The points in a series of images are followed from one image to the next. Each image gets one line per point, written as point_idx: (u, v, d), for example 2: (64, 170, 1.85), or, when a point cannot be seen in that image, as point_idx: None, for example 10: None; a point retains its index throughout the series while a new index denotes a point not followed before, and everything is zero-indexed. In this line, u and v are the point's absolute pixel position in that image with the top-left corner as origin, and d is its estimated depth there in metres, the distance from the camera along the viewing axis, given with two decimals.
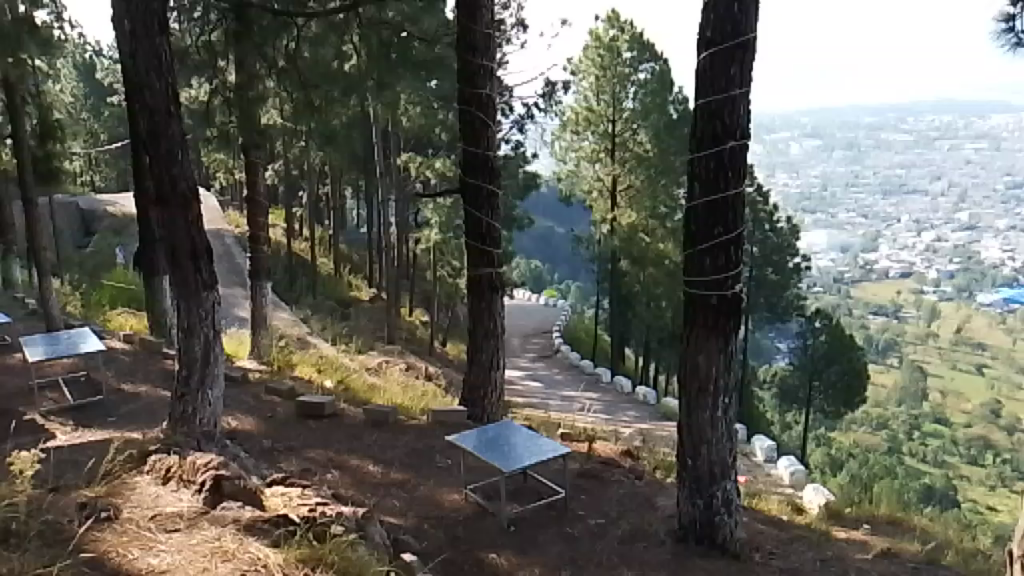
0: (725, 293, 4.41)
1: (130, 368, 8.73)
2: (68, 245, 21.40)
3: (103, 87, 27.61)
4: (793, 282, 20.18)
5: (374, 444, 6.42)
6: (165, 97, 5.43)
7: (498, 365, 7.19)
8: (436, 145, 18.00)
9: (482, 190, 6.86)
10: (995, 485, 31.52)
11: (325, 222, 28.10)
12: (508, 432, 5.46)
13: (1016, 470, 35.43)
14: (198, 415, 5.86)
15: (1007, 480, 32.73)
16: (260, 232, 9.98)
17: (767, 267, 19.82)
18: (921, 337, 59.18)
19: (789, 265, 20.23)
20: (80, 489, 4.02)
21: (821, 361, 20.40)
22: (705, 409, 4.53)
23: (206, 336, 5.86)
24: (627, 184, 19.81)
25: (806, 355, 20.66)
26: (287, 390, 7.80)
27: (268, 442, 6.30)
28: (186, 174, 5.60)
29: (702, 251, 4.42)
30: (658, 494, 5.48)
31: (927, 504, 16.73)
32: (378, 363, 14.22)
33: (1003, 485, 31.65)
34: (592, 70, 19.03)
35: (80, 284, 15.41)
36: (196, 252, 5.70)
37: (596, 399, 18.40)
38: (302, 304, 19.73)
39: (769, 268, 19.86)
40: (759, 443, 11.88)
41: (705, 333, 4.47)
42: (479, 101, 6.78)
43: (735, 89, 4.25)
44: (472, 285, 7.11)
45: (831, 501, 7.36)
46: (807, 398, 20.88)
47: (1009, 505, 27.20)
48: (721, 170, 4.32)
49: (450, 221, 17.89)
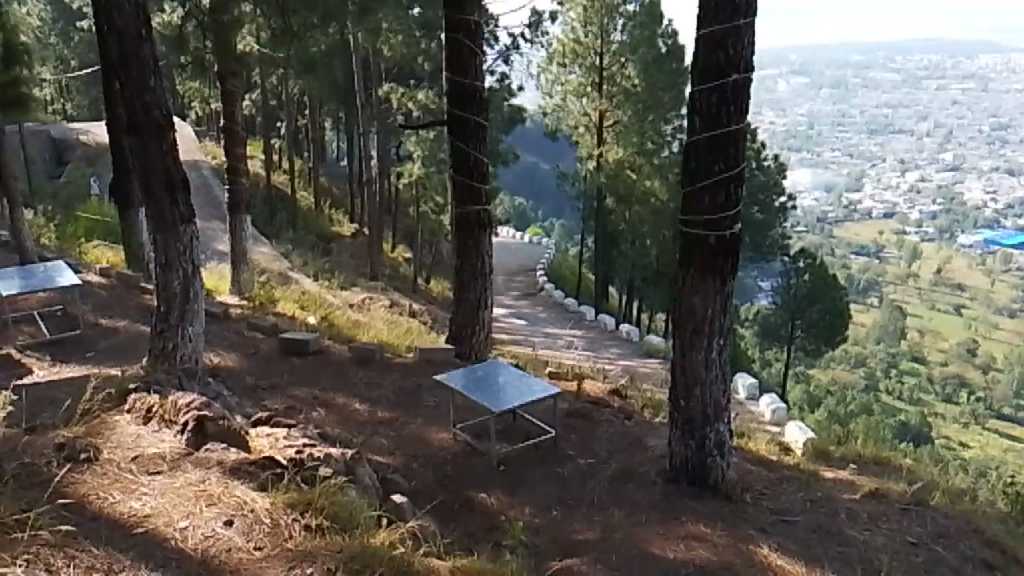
0: (723, 233, 4.27)
1: (107, 303, 8.53)
2: (41, 175, 20.86)
3: (72, 11, 26.63)
4: (777, 221, 20.11)
5: (360, 382, 6.33)
6: (135, 19, 5.16)
7: (485, 303, 7.09)
8: (419, 76, 17.60)
9: (468, 123, 6.64)
10: (967, 422, 32.18)
11: (305, 154, 27.60)
12: (496, 372, 5.36)
13: (989, 408, 36.16)
14: (179, 351, 5.72)
15: (979, 417, 33.42)
16: (239, 164, 9.71)
17: (753, 206, 19.70)
18: (900, 276, 59.68)
19: (774, 204, 20.12)
20: (57, 429, 3.90)
21: (804, 300, 20.47)
22: (700, 350, 4.43)
23: (186, 272, 5.68)
24: (614, 119, 19.46)
25: (789, 294, 20.72)
26: (270, 326, 7.67)
27: (252, 379, 6.20)
28: (160, 102, 5.36)
29: (700, 188, 4.28)
30: (649, 434, 5.44)
31: (904, 442, 17.01)
32: (362, 300, 14.07)
33: (975, 423, 32.32)
34: (580, 1, 18.54)
35: (54, 216, 15.02)
36: (173, 184, 5.50)
37: (580, 336, 18.42)
38: (283, 239, 19.45)
39: (755, 207, 19.75)
40: (741, 381, 11.91)
41: (701, 274, 4.34)
42: (467, 29, 6.50)
43: (740, 19, 4.05)
44: (459, 222, 6.93)
45: (817, 441, 7.39)
46: (789, 337, 21.00)
47: (980, 442, 27.83)
48: (724, 104, 4.14)
49: (434, 155, 17.58)
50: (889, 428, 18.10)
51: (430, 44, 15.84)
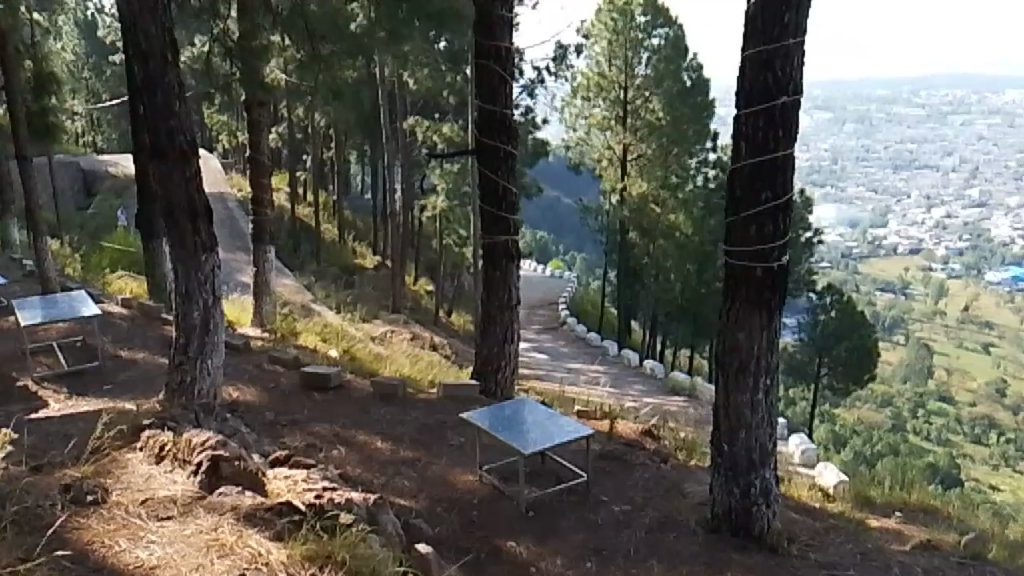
0: (771, 264, 4.02)
1: (127, 334, 8.40)
2: (69, 207, 21.02)
3: (104, 45, 27.10)
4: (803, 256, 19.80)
5: (382, 419, 6.09)
6: (161, 42, 5.05)
7: (513, 337, 6.83)
8: (444, 109, 17.61)
9: (499, 151, 6.46)
10: (998, 464, 31.35)
11: (330, 186, 27.70)
12: (524, 410, 5.11)
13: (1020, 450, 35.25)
14: (196, 385, 5.54)
15: (1011, 459, 32.54)
16: (264, 195, 9.58)
17: None
18: (927, 314, 58.73)
19: (801, 239, 19.81)
20: (65, 468, 3.71)
21: (831, 337, 20.05)
22: (744, 390, 4.17)
23: (206, 302, 5.51)
24: (638, 153, 19.35)
25: (816, 331, 20.30)
26: (292, 360, 7.46)
27: (272, 415, 5.99)
28: (184, 128, 5.22)
29: (745, 218, 4.04)
30: (686, 480, 5.15)
31: (936, 484, 16.46)
32: (384, 333, 13.89)
33: (1007, 465, 31.48)
34: (604, 34, 18.49)
35: (79, 246, 15.06)
36: (195, 212, 5.34)
37: (603, 372, 18.12)
38: (306, 271, 19.40)
39: None
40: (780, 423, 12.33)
41: (746, 309, 4.10)
42: (497, 56, 6.36)
43: (789, 39, 3.84)
44: (485, 252, 6.72)
45: (859, 486, 7.04)
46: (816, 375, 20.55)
47: (1013, 485, 27.03)
48: (770, 128, 3.92)
49: (458, 189, 17.43)
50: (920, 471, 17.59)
51: (456, 77, 15.83)
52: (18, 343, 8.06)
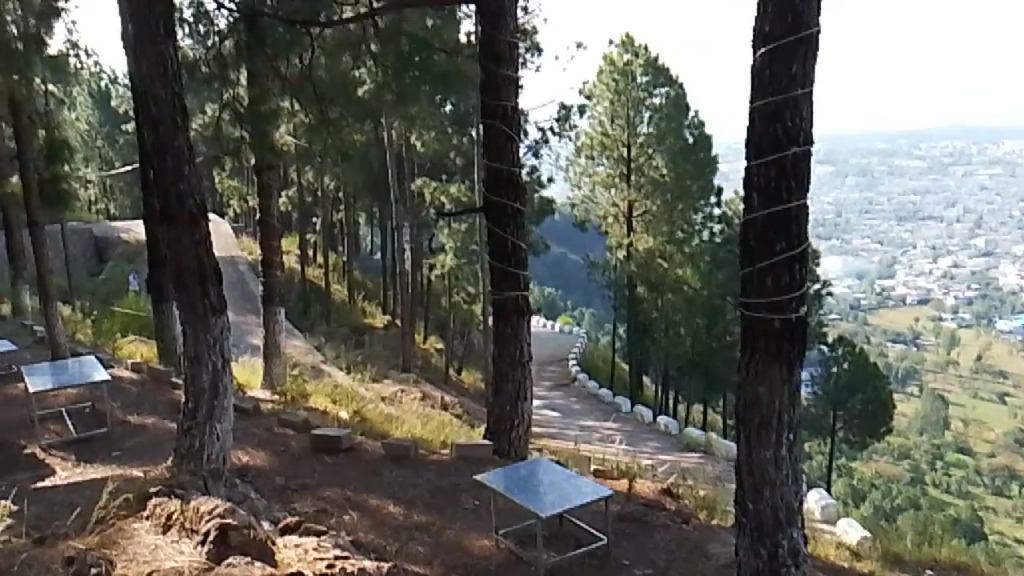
0: (789, 316, 3.93)
1: (136, 399, 8.32)
2: (81, 273, 21.15)
3: (118, 114, 27.61)
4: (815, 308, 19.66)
5: (395, 482, 5.96)
6: (171, 108, 5.10)
7: (526, 395, 6.71)
8: (451, 170, 17.81)
9: (507, 208, 6.44)
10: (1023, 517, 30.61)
11: (339, 247, 27.85)
12: (540, 471, 4.97)
13: None
14: (205, 450, 5.43)
15: None
16: (274, 257, 9.58)
17: None
18: (941, 364, 58.20)
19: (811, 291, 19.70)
20: (68, 540, 3.59)
21: (846, 390, 19.79)
22: (768, 447, 4.04)
23: (215, 365, 5.44)
24: (643, 210, 19.27)
25: (831, 383, 20.06)
26: (302, 423, 7.35)
27: (282, 479, 5.87)
28: (193, 190, 5.22)
29: (761, 270, 3.97)
30: (710, 541, 4.98)
31: (961, 539, 16.01)
32: (394, 393, 13.76)
33: None
34: (606, 95, 18.73)
35: (90, 311, 15.08)
36: (204, 275, 5.31)
37: (616, 429, 17.88)
38: (316, 332, 19.36)
39: None
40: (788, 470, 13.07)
41: (766, 362, 3.99)
42: (503, 115, 6.38)
43: (797, 89, 3.80)
44: (496, 309, 6.65)
45: (886, 543, 6.82)
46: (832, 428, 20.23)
47: None
48: (782, 178, 3.86)
49: (466, 247, 17.46)
50: (944, 526, 17.16)
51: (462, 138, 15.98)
52: (26, 409, 7.98)
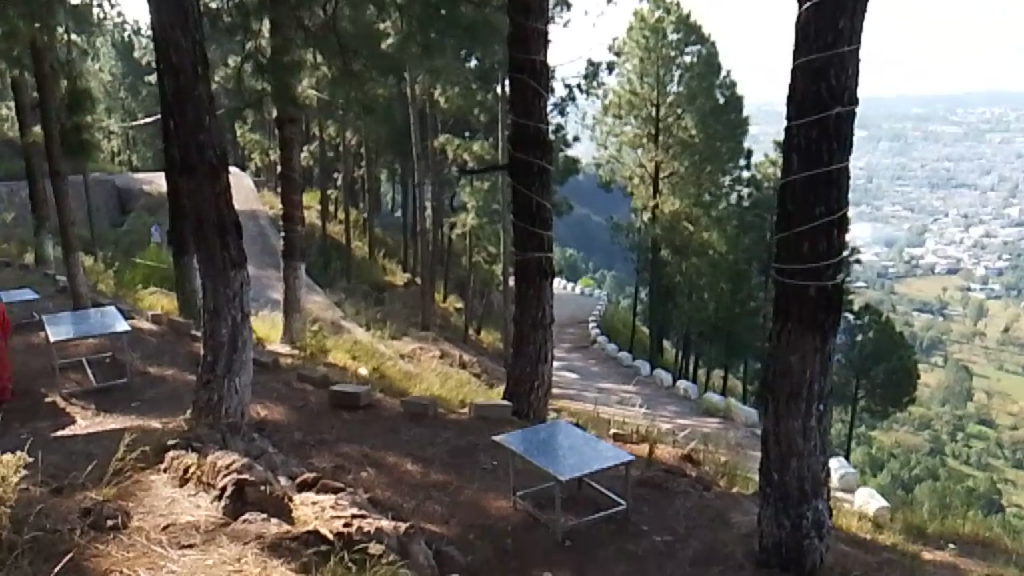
0: (825, 283, 3.81)
1: (157, 350, 8.33)
2: (104, 224, 21.22)
3: (141, 66, 27.48)
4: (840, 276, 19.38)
5: (413, 440, 5.93)
6: (192, 57, 4.98)
7: (547, 357, 6.63)
8: (474, 128, 17.61)
9: (532, 166, 6.30)
10: None
11: (360, 205, 27.76)
12: (560, 434, 4.91)
13: None
14: (223, 404, 5.41)
15: None
16: (295, 211, 9.49)
17: None
18: (965, 335, 57.54)
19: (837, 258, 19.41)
20: (86, 490, 3.57)
21: (868, 358, 19.58)
22: (797, 417, 3.94)
23: (234, 318, 5.39)
24: (670, 171, 19.02)
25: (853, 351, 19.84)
26: (321, 379, 7.32)
27: (300, 434, 5.85)
28: (214, 142, 5.13)
29: (798, 234, 3.83)
30: (731, 509, 4.90)
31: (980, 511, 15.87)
32: (413, 350, 13.75)
33: None
34: (635, 53, 18.34)
35: (113, 262, 15.12)
36: (224, 227, 5.23)
37: (635, 392, 17.82)
38: (337, 288, 19.36)
39: None
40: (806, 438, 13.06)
41: (799, 331, 3.87)
42: (532, 69, 6.21)
43: (843, 46, 3.63)
44: (519, 269, 6.54)
45: (907, 515, 6.74)
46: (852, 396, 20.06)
47: None
48: (824, 140, 3.71)
49: (487, 207, 17.26)
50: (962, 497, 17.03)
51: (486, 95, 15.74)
52: (48, 358, 8.02)
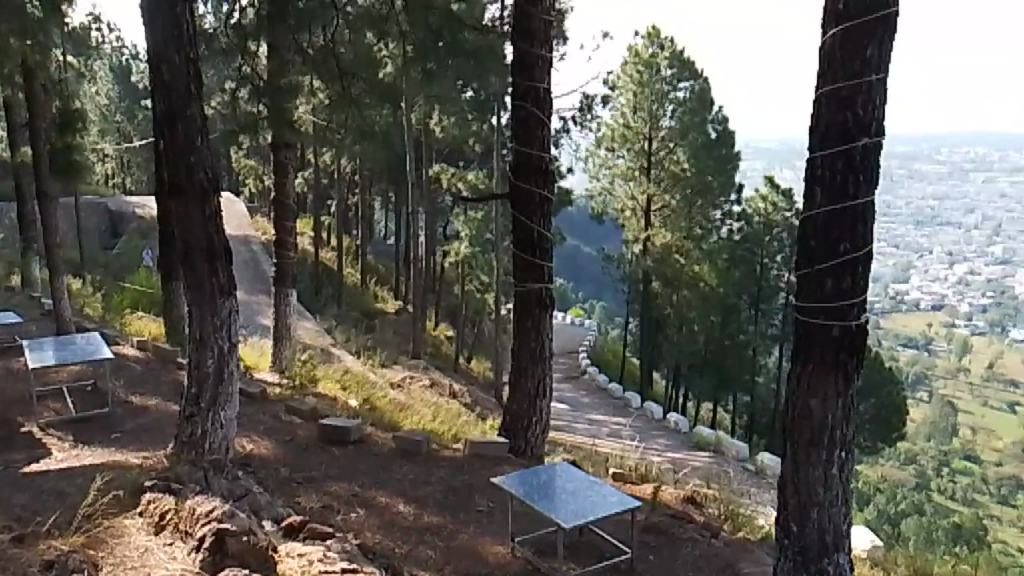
0: (849, 324, 3.59)
1: (140, 377, 8.05)
2: (93, 247, 20.94)
3: (137, 90, 27.37)
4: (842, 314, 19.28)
5: (405, 478, 5.64)
6: (185, 74, 4.79)
7: (545, 393, 6.36)
8: (469, 157, 17.49)
9: (534, 196, 6.09)
10: None
11: (353, 231, 27.57)
12: (560, 476, 4.65)
13: None
14: (208, 439, 5.15)
15: None
16: (287, 237, 9.24)
17: None
18: (951, 370, 57.47)
19: None
20: (54, 538, 3.33)
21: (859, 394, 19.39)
22: (817, 465, 3.71)
23: (221, 348, 5.14)
24: (661, 204, 18.98)
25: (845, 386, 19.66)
26: (310, 411, 7.04)
27: (286, 471, 5.57)
28: (205, 164, 4.92)
29: (820, 271, 3.62)
30: (742, 559, 4.64)
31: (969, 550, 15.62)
32: (403, 379, 13.47)
33: None
34: (630, 87, 18.34)
35: (100, 286, 14.84)
36: (212, 253, 4.99)
37: (626, 425, 17.56)
38: (327, 315, 19.08)
39: None
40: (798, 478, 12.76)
41: (820, 373, 3.65)
42: (535, 96, 6.03)
43: (871, 74, 3.46)
44: (518, 302, 6.30)
45: (913, 560, 6.47)
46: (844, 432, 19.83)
47: None
48: (850, 172, 3.52)
49: (481, 236, 16.99)
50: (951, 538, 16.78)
51: (481, 126, 15.68)
52: (26, 385, 7.73)
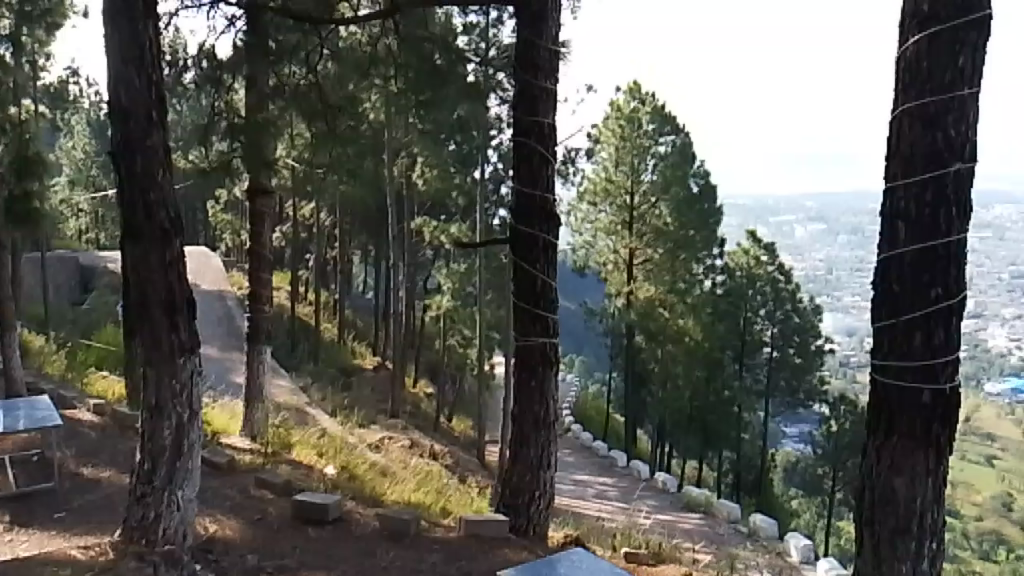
0: (942, 387, 2.98)
1: (95, 445, 7.26)
2: (61, 302, 20.04)
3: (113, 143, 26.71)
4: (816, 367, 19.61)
5: (393, 567, 4.89)
6: (146, 100, 4.17)
7: (550, 463, 5.67)
8: (450, 210, 16.97)
9: (538, 241, 5.49)
10: None
11: (331, 285, 26.91)
12: (579, 568, 3.88)
13: None
14: (161, 523, 4.40)
15: None
16: (261, 290, 8.52)
17: (789, 348, 19.40)
18: None
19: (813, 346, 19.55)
20: None
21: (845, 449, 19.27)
22: (905, 560, 3.04)
23: (180, 417, 4.42)
24: (645, 257, 18.64)
25: (831, 439, 19.53)
26: (283, 485, 6.25)
27: (255, 559, 4.80)
28: (169, 202, 4.28)
29: (906, 323, 3.02)
30: None
31: None
32: (381, 440, 12.67)
33: None
34: (612, 141, 18.00)
35: (63, 341, 13.97)
36: (173, 304, 4.30)
37: (612, 486, 16.79)
38: (302, 371, 18.27)
39: (792, 350, 19.46)
40: (794, 542, 11.84)
41: (906, 449, 3.01)
42: (540, 133, 5.48)
43: (964, 88, 2.92)
44: (519, 358, 5.63)
45: None
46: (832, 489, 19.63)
47: None
48: (940, 204, 2.96)
49: (462, 289, 16.26)
50: None
51: (463, 179, 14.92)
52: None
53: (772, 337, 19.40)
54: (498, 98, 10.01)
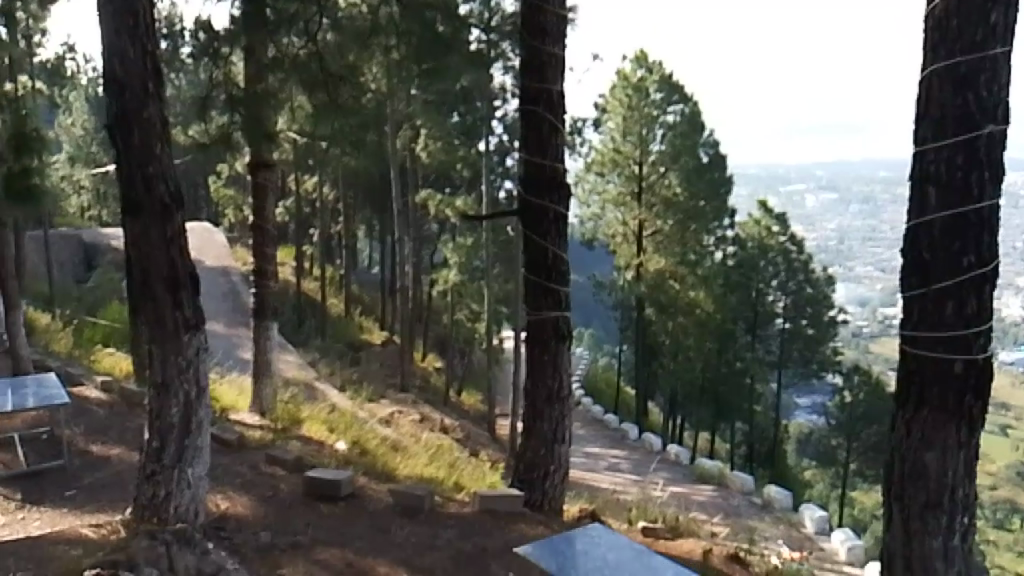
0: (975, 358, 2.86)
1: (104, 422, 7.22)
2: (68, 280, 20.00)
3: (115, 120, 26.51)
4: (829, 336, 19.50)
5: (407, 542, 4.84)
6: (142, 71, 4.05)
7: (564, 437, 5.59)
8: (457, 183, 16.80)
9: (547, 213, 5.36)
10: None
11: (338, 261, 26.80)
12: (596, 545, 3.80)
13: None
14: (172, 500, 4.35)
15: None
16: (267, 264, 8.42)
17: (803, 320, 19.27)
18: None
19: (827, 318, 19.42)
20: None
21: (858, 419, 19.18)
22: (936, 535, 2.93)
23: (188, 393, 4.34)
24: (654, 229, 18.46)
25: (843, 409, 19.43)
26: (293, 461, 6.19)
27: (268, 535, 4.75)
28: (169, 176, 4.16)
29: (936, 293, 2.89)
30: None
31: None
32: (390, 415, 12.63)
33: None
34: (619, 111, 17.75)
35: (70, 319, 13.92)
36: (176, 280, 4.21)
37: (624, 458, 16.76)
38: (311, 347, 18.23)
39: (805, 322, 19.32)
40: (808, 513, 11.77)
41: (937, 420, 2.90)
42: (548, 101, 5.32)
43: (996, 46, 2.78)
44: (530, 331, 5.53)
45: None
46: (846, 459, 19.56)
47: None
48: (972, 167, 2.82)
49: (470, 263, 16.15)
50: None
51: (469, 151, 14.68)
52: None
53: (784, 309, 19.21)
54: (501, 66, 9.83)
